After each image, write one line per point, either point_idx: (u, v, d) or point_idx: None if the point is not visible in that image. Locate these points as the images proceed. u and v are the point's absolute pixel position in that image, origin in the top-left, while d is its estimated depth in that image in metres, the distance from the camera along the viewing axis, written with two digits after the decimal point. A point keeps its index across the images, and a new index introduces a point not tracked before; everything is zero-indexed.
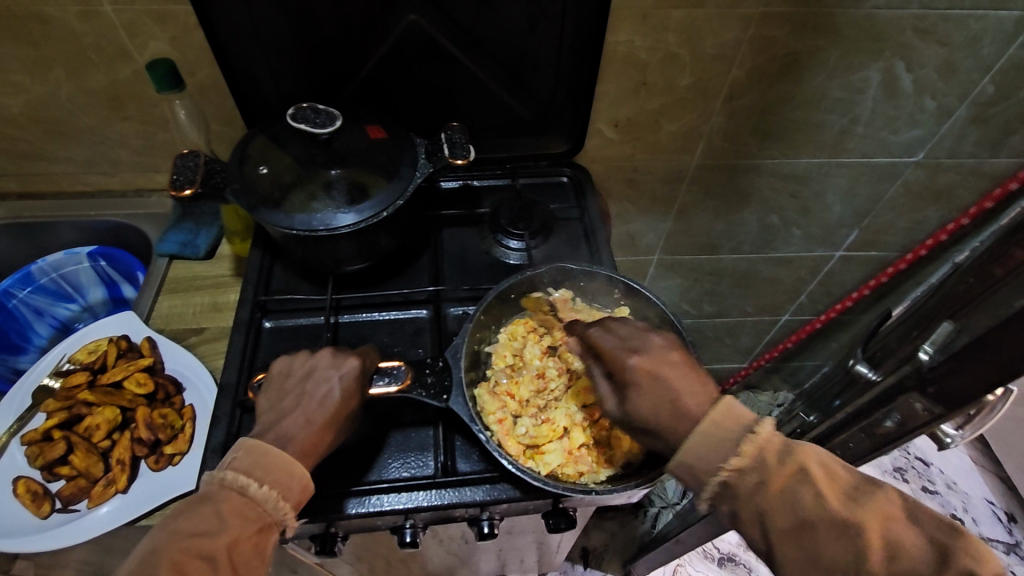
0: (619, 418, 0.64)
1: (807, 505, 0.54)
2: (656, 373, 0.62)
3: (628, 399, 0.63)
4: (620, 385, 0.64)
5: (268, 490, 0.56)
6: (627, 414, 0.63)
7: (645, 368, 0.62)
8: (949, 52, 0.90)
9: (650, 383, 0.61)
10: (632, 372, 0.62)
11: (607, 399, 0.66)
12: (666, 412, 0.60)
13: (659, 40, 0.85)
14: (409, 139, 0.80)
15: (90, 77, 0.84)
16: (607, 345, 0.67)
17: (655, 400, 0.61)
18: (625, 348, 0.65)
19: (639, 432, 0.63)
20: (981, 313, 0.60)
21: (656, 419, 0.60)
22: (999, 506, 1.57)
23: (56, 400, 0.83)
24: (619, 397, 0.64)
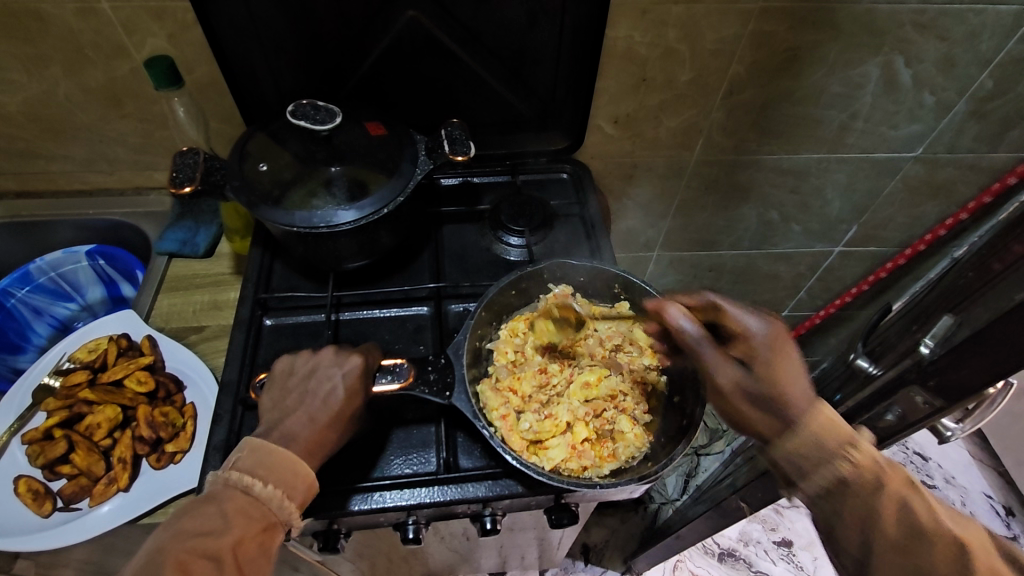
0: (738, 391, 0.62)
1: (919, 513, 0.56)
2: (789, 346, 0.63)
3: (762, 372, 0.62)
4: (749, 355, 0.63)
5: (273, 490, 0.57)
6: (756, 386, 0.62)
7: (783, 339, 0.63)
8: (948, 46, 0.90)
9: (786, 354, 0.62)
10: (773, 342, 0.62)
11: (727, 369, 0.63)
12: (797, 387, 0.61)
13: (658, 35, 0.85)
14: (410, 135, 0.79)
15: (87, 75, 0.84)
16: (735, 313, 0.65)
17: (791, 372, 0.61)
18: (759, 317, 0.64)
19: (752, 406, 0.62)
20: (980, 306, 0.60)
21: (787, 392, 0.60)
22: (997, 500, 1.58)
23: (56, 399, 0.83)
24: (745, 368, 0.63)
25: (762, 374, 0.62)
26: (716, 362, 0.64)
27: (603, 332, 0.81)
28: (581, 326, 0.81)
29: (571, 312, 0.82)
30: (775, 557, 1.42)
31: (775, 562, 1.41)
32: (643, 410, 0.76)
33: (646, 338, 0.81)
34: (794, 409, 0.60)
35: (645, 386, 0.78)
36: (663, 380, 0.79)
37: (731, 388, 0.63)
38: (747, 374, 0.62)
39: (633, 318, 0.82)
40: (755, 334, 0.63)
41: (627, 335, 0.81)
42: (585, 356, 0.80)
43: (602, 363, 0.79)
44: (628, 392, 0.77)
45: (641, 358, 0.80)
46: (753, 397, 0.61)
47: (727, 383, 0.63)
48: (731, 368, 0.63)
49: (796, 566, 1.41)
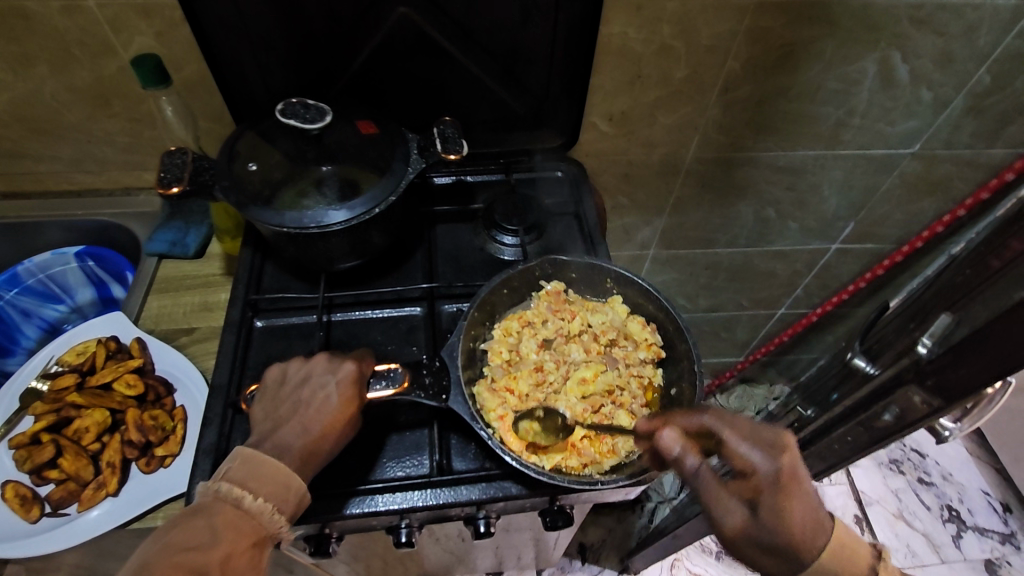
0: (744, 537, 0.55)
1: None
2: (801, 482, 0.55)
3: (772, 517, 0.54)
4: (756, 496, 0.55)
5: (263, 503, 0.56)
6: (763, 534, 0.54)
7: (795, 476, 0.55)
8: (945, 41, 0.89)
9: (797, 493, 0.55)
10: (783, 480, 0.54)
11: (728, 514, 0.55)
12: (806, 525, 0.55)
13: (653, 32, 0.84)
14: (401, 134, 0.78)
15: (74, 74, 0.83)
16: (739, 445, 0.56)
17: (801, 512, 0.55)
18: (765, 449, 0.56)
19: (760, 551, 0.55)
20: (979, 305, 0.59)
21: (796, 535, 0.55)
22: (994, 496, 1.58)
23: (43, 403, 0.81)
24: (751, 509, 0.55)
25: (772, 520, 0.54)
26: (721, 503, 0.55)
27: (597, 327, 0.80)
28: (575, 322, 0.80)
29: (564, 308, 0.81)
30: None
31: None
32: (641, 403, 0.75)
33: (641, 331, 0.79)
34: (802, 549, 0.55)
35: (642, 380, 0.77)
36: (659, 373, 0.78)
37: (736, 535, 0.55)
38: (755, 518, 0.54)
39: (627, 312, 0.81)
40: (764, 471, 0.55)
41: (621, 329, 0.80)
42: (580, 352, 0.79)
43: (597, 359, 0.78)
44: (625, 387, 0.76)
45: (636, 353, 0.79)
46: (760, 544, 0.54)
47: (732, 529, 0.54)
48: (736, 510, 0.55)
49: None
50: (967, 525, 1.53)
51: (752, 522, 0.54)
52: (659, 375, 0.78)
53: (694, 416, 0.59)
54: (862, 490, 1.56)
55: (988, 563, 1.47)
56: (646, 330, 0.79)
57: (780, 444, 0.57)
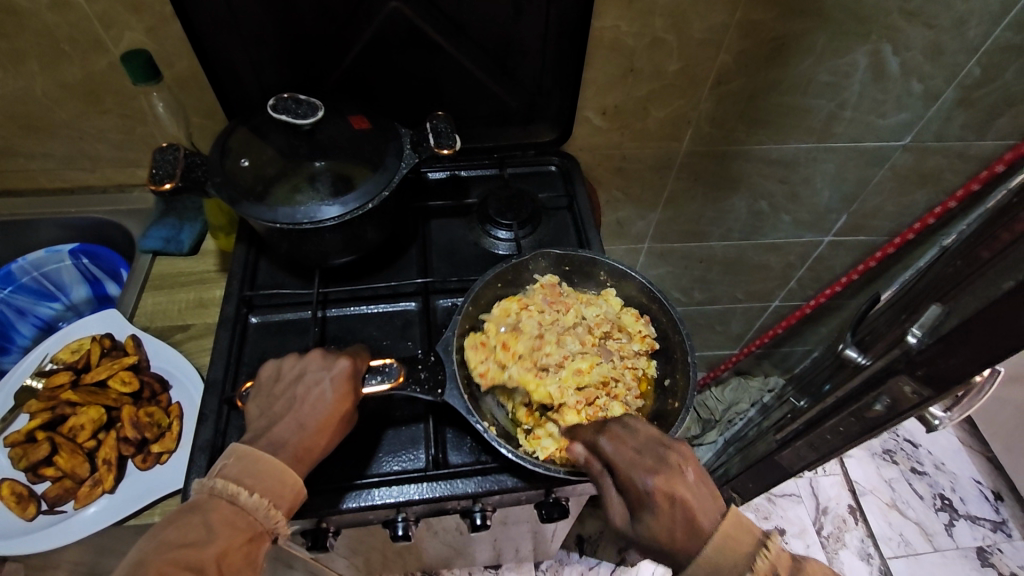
0: (628, 537, 0.60)
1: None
2: (673, 497, 0.57)
3: (642, 525, 0.58)
4: (634, 505, 0.59)
5: (259, 499, 0.56)
6: (638, 537, 0.58)
7: (664, 491, 0.57)
8: (935, 34, 0.90)
9: (669, 508, 0.57)
10: (650, 496, 0.57)
11: (612, 516, 0.61)
12: (681, 536, 0.56)
13: (645, 25, 0.84)
14: (394, 129, 0.78)
15: (64, 70, 0.82)
16: (620, 461, 0.60)
17: (670, 525, 0.56)
18: (640, 466, 0.59)
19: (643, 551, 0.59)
20: (968, 295, 0.60)
21: (669, 544, 0.56)
22: (985, 485, 1.60)
23: (38, 401, 0.81)
24: (632, 515, 0.59)
25: (641, 525, 0.58)
26: (608, 506, 0.61)
27: (591, 319, 0.79)
28: (570, 314, 0.79)
29: (559, 300, 0.79)
30: None
31: None
32: (636, 395, 0.76)
33: (635, 323, 0.79)
34: (681, 555, 0.56)
35: (636, 371, 0.77)
36: (652, 365, 0.78)
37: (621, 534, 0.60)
38: (633, 522, 0.59)
39: (620, 304, 0.81)
40: (635, 485, 0.58)
41: (615, 321, 0.79)
42: (576, 343, 0.76)
43: (593, 350, 0.77)
44: (620, 379, 0.75)
45: (630, 345, 0.78)
46: (639, 544, 0.59)
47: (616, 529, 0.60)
48: (621, 512, 0.60)
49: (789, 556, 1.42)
50: (959, 513, 1.55)
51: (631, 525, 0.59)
52: (652, 366, 0.78)
53: (593, 433, 0.64)
54: (856, 480, 1.57)
55: (979, 551, 1.49)
56: (640, 322, 0.79)
57: (659, 462, 0.59)
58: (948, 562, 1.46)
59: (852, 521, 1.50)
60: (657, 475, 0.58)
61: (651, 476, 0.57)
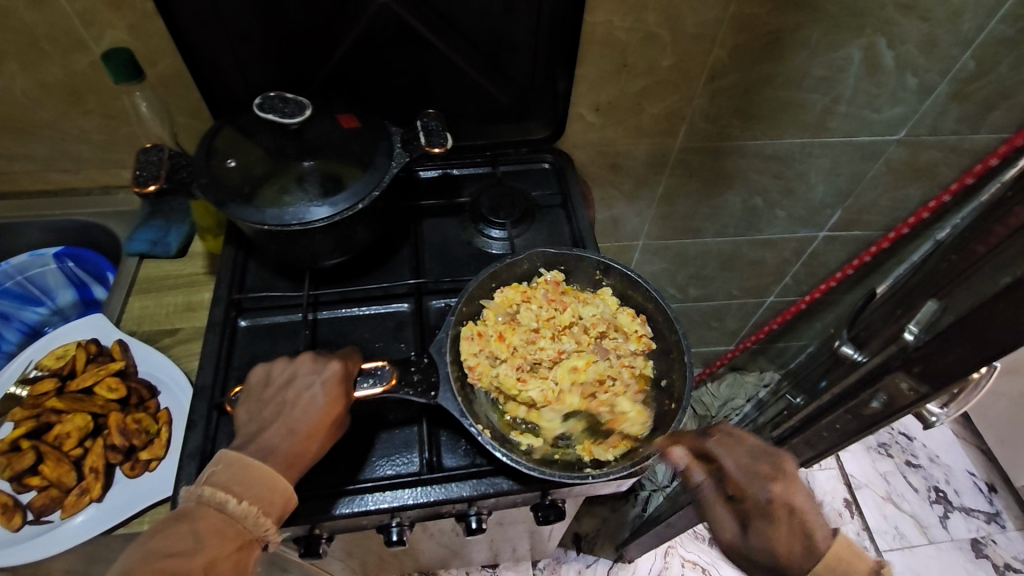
0: (736, 548, 0.62)
1: None
2: (791, 506, 0.60)
3: (758, 538, 0.60)
4: (747, 514, 0.61)
5: (248, 506, 0.55)
6: (750, 549, 0.61)
7: (784, 500, 0.60)
8: (930, 27, 0.89)
9: (786, 518, 0.60)
10: (771, 507, 0.60)
11: (720, 527, 0.62)
12: (796, 549, 0.60)
13: (638, 19, 0.83)
14: (384, 127, 0.76)
15: (45, 70, 0.80)
16: (735, 470, 0.61)
17: (789, 536, 0.60)
18: (760, 475, 0.61)
19: (746, 561, 0.62)
20: (965, 292, 0.59)
21: (783, 555, 0.60)
22: (979, 477, 1.61)
23: (22, 408, 0.79)
24: (742, 525, 0.61)
25: (757, 538, 0.60)
26: (716, 517, 0.62)
27: (588, 320, 0.79)
28: (566, 314, 0.78)
29: (559, 298, 0.79)
30: None
31: None
32: (637, 390, 0.74)
33: (631, 323, 0.78)
34: (793, 567, 0.60)
35: (633, 370, 0.75)
36: (650, 365, 0.77)
37: (726, 545, 0.62)
38: (744, 534, 0.61)
39: (617, 304, 0.80)
40: (754, 496, 0.60)
41: (611, 321, 0.79)
42: (572, 343, 0.77)
43: (589, 349, 0.77)
44: (617, 376, 0.74)
45: (627, 344, 0.77)
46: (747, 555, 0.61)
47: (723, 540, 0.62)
48: (729, 524, 0.62)
49: None
50: (953, 506, 1.55)
51: (741, 535, 0.61)
52: (651, 365, 0.77)
53: (699, 439, 0.63)
54: (852, 474, 1.58)
55: (974, 543, 1.50)
56: (636, 322, 0.78)
57: (775, 471, 0.62)
58: (943, 554, 1.47)
59: (847, 516, 1.51)
60: (777, 484, 0.61)
61: (774, 486, 0.60)
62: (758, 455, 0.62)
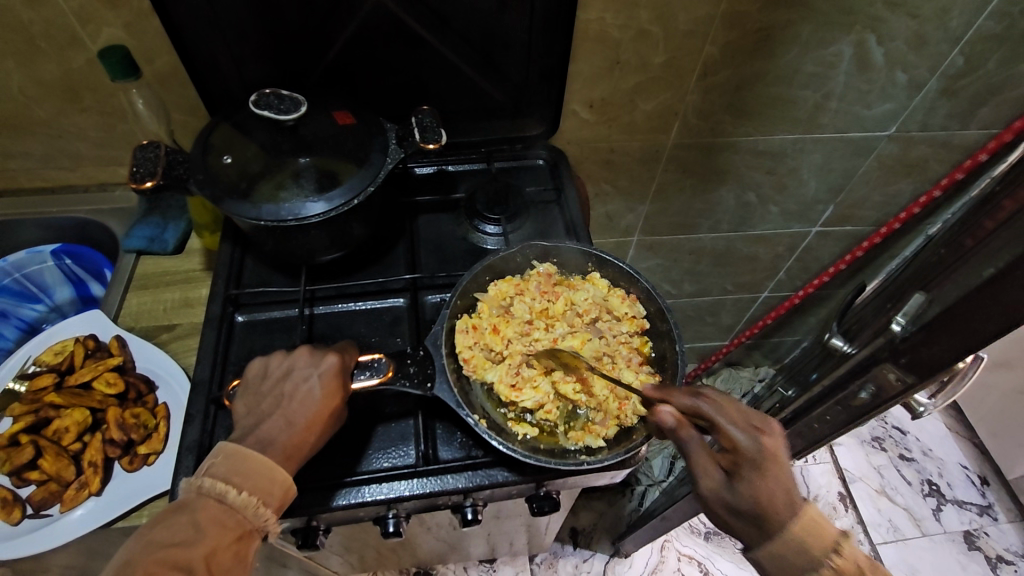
0: (723, 500, 0.60)
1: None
2: (780, 459, 0.59)
3: (748, 490, 0.59)
4: (736, 469, 0.60)
5: (247, 497, 0.56)
6: (737, 501, 0.59)
7: (775, 452, 0.60)
8: (919, 24, 0.90)
9: (777, 472, 0.59)
10: (762, 457, 0.59)
11: (708, 478, 0.60)
12: (781, 505, 0.59)
13: (631, 17, 0.84)
14: (379, 124, 0.77)
15: (41, 67, 0.80)
16: (729, 423, 0.60)
17: (775, 491, 0.59)
18: (753, 430, 0.60)
19: (731, 515, 0.60)
20: (951, 284, 0.60)
21: (768, 508, 0.59)
22: (972, 470, 1.62)
23: (21, 404, 0.80)
24: (730, 477, 0.60)
25: (745, 487, 0.59)
26: (705, 470, 0.60)
27: (581, 305, 0.79)
28: (559, 303, 0.79)
29: (552, 289, 0.80)
30: None
31: None
32: (638, 361, 0.76)
33: (622, 305, 0.79)
34: (776, 521, 0.59)
35: (628, 349, 0.77)
36: (647, 342, 0.78)
37: (713, 499, 0.60)
38: (732, 488, 0.59)
39: (608, 286, 0.81)
40: (745, 447, 0.59)
41: (603, 304, 0.79)
42: (565, 328, 0.78)
43: (583, 328, 0.78)
44: (614, 353, 0.77)
45: (619, 326, 0.78)
46: (733, 507, 0.60)
47: (709, 493, 0.60)
48: (715, 477, 0.60)
49: None
50: (946, 498, 1.57)
51: (729, 487, 0.60)
52: (648, 344, 0.78)
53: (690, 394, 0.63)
54: (846, 468, 1.59)
55: (966, 535, 1.51)
56: (627, 303, 0.79)
57: (764, 425, 0.61)
58: (936, 547, 1.49)
59: (842, 509, 1.52)
60: (769, 438, 0.60)
61: (765, 438, 0.60)
62: (749, 411, 0.62)
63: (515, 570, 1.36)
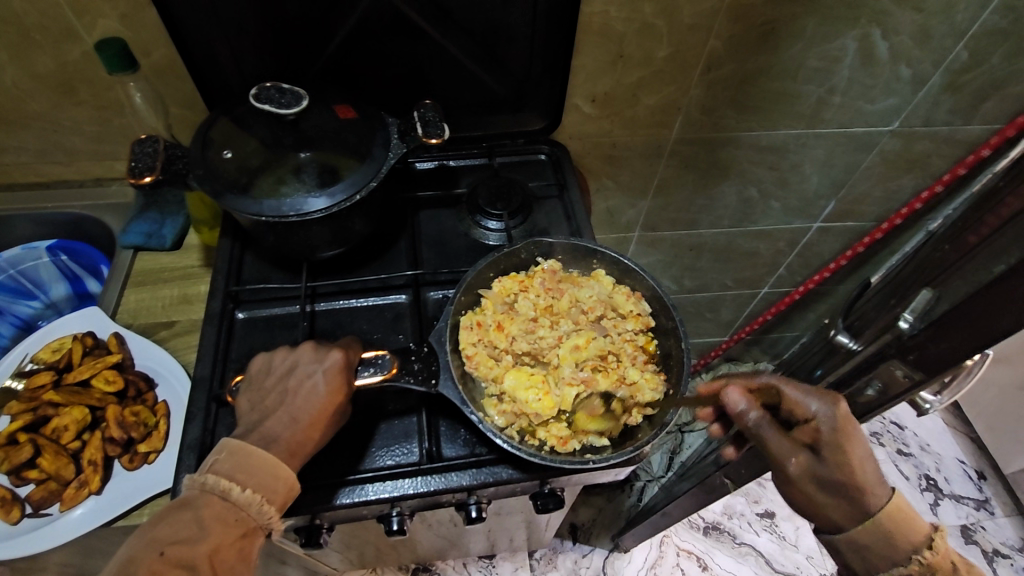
0: (809, 476, 0.61)
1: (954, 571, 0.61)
2: (853, 425, 0.60)
3: (836, 464, 0.59)
4: (817, 444, 0.60)
5: (251, 494, 0.55)
6: (827, 473, 0.60)
7: (850, 420, 0.60)
8: (924, 18, 0.89)
9: (855, 439, 0.60)
10: (841, 426, 0.59)
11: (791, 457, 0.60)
12: (868, 472, 0.60)
13: (635, 10, 0.83)
14: (381, 118, 0.76)
15: (36, 59, 0.79)
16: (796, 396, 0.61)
17: (862, 458, 0.60)
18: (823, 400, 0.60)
19: (820, 493, 0.61)
20: (959, 279, 0.60)
21: (856, 480, 0.60)
22: (969, 465, 1.63)
23: (19, 402, 0.79)
24: (815, 454, 0.61)
25: (830, 465, 0.60)
26: (786, 450, 0.60)
27: (586, 302, 0.79)
28: (564, 300, 0.79)
29: (556, 286, 0.79)
30: (758, 528, 1.47)
31: (759, 533, 1.46)
32: (644, 359, 0.76)
33: (627, 302, 0.78)
34: (866, 498, 0.60)
35: (633, 347, 0.77)
36: (652, 340, 0.78)
37: (795, 475, 0.61)
38: (818, 462, 0.60)
39: (612, 284, 0.80)
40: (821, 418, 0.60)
41: (608, 302, 0.79)
42: (570, 324, 0.78)
43: (588, 326, 0.78)
44: (619, 352, 0.76)
45: (624, 323, 0.78)
46: (823, 484, 0.60)
47: (797, 470, 0.60)
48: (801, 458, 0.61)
49: (778, 535, 1.45)
50: (944, 493, 1.58)
51: (815, 465, 0.60)
52: (654, 342, 0.77)
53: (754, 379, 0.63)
54: None
55: (963, 529, 1.52)
56: (632, 301, 0.78)
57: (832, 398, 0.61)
58: None
59: None
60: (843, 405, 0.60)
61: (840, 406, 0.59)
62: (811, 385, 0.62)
63: (515, 566, 1.36)
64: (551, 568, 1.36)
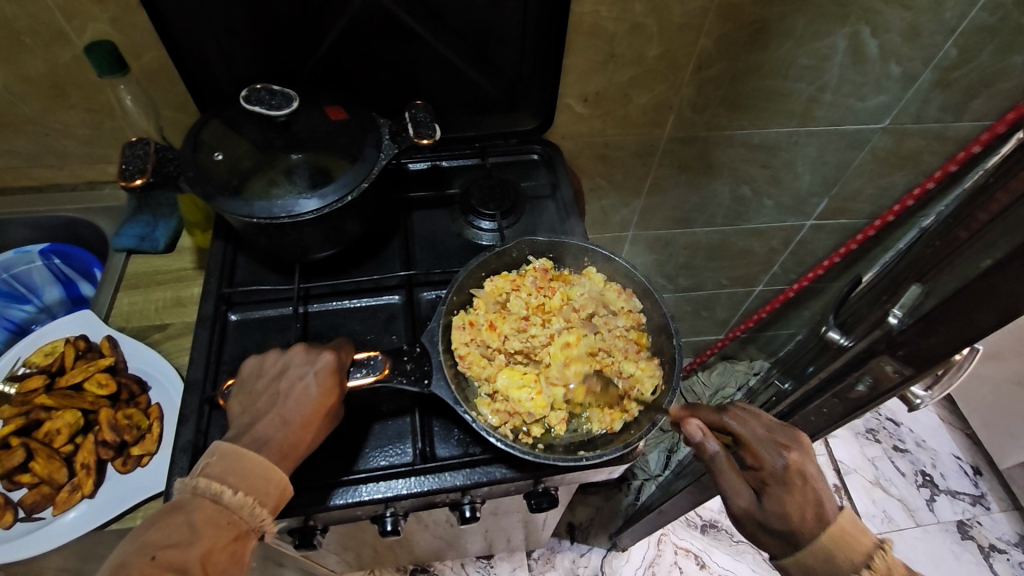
0: (750, 513, 0.62)
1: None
2: (802, 473, 0.62)
3: (773, 503, 0.62)
4: (762, 483, 0.63)
5: (243, 497, 0.55)
6: (765, 515, 0.62)
7: (800, 469, 0.62)
8: (914, 16, 0.90)
9: (803, 487, 0.61)
10: (788, 473, 0.61)
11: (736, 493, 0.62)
12: (808, 516, 0.61)
13: (625, 9, 0.83)
14: (372, 119, 0.76)
15: (26, 63, 0.79)
16: (752, 436, 0.63)
17: (804, 505, 0.61)
18: (775, 445, 0.63)
19: (761, 530, 0.63)
20: (948, 275, 0.60)
21: (793, 526, 0.61)
22: (965, 460, 1.64)
23: (11, 406, 0.79)
24: (758, 495, 0.63)
25: (768, 506, 0.62)
26: (733, 486, 0.62)
27: (578, 300, 0.79)
28: (555, 298, 0.79)
29: (547, 285, 0.79)
30: None
31: None
32: (636, 351, 0.76)
33: (618, 299, 0.79)
34: (803, 538, 0.61)
35: (625, 343, 0.77)
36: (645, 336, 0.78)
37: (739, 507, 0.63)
38: (760, 502, 0.62)
39: (604, 281, 0.81)
40: (771, 464, 0.62)
41: (599, 299, 0.79)
42: (562, 322, 0.78)
43: (579, 324, 0.79)
44: (610, 347, 0.76)
45: (615, 320, 0.78)
46: (762, 522, 0.62)
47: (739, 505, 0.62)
48: (745, 494, 0.62)
49: None
50: (939, 489, 1.58)
51: (756, 505, 0.62)
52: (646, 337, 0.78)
53: (717, 415, 0.66)
54: (840, 460, 1.60)
55: (960, 524, 1.53)
56: (623, 297, 0.79)
57: (791, 442, 0.64)
58: (930, 537, 1.50)
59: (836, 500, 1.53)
60: (793, 453, 0.63)
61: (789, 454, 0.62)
62: (775, 427, 0.65)
63: (512, 566, 1.36)
64: (548, 567, 1.36)
